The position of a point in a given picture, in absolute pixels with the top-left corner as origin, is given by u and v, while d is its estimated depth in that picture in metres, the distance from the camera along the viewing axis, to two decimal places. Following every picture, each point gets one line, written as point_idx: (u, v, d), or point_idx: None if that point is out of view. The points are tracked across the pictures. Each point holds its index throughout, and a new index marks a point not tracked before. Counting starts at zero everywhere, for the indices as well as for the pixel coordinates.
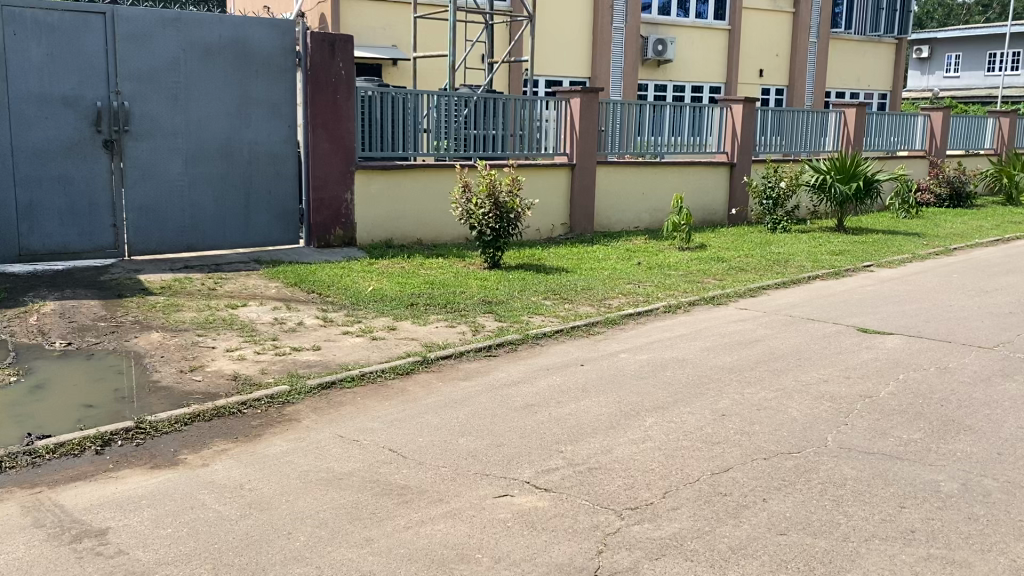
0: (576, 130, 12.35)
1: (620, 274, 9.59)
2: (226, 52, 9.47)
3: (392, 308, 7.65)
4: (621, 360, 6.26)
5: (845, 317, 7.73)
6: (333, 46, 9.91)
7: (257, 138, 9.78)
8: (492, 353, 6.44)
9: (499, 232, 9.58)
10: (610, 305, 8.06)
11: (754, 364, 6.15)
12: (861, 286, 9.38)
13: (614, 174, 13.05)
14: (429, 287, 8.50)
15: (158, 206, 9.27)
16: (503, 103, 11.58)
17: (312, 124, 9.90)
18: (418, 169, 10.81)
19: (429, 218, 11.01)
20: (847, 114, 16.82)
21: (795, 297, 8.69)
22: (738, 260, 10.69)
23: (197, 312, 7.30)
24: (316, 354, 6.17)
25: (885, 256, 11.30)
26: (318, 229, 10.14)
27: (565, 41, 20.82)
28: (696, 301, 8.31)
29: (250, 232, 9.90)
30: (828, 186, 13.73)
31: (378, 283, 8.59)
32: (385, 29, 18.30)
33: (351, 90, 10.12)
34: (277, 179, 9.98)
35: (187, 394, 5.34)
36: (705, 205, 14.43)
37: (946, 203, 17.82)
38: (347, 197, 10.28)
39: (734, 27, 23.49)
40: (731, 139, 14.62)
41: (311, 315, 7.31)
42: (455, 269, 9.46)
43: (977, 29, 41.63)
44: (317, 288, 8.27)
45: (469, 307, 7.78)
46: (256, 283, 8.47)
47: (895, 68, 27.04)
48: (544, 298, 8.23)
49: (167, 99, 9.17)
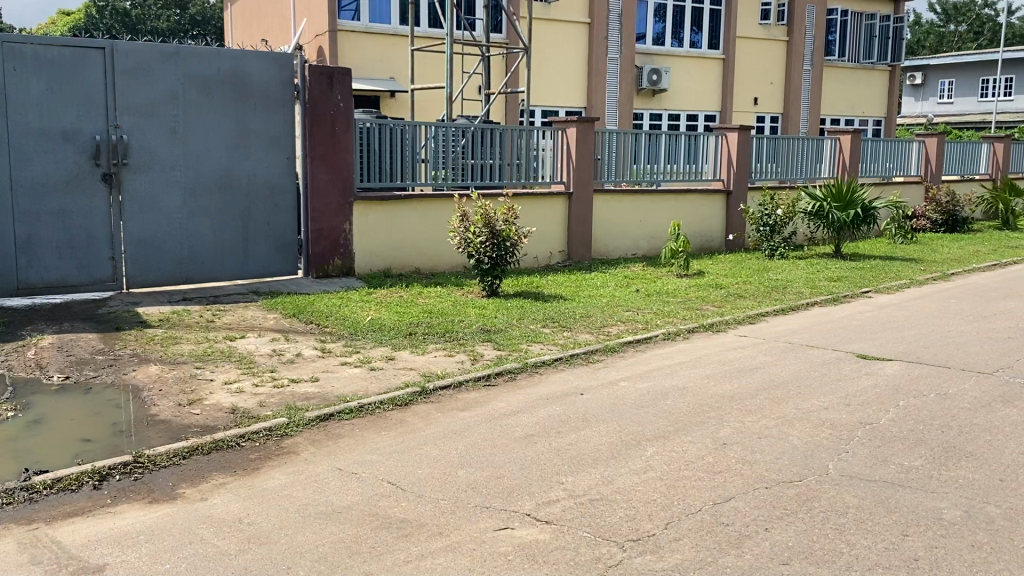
0: (573, 159, 12.41)
1: (619, 302, 9.59)
2: (224, 86, 9.53)
3: (391, 338, 7.65)
4: (621, 388, 6.25)
5: (845, 344, 7.73)
6: (331, 78, 10.00)
7: (256, 170, 9.82)
8: (491, 382, 6.42)
9: (496, 261, 9.59)
10: (609, 332, 8.06)
11: (754, 392, 6.14)
12: (860, 312, 9.39)
13: (611, 202, 13.11)
14: (428, 316, 8.50)
15: (156, 238, 9.29)
16: (500, 133, 11.65)
17: (311, 155, 9.95)
18: (416, 199, 10.85)
19: (428, 247, 11.03)
20: (842, 141, 16.91)
21: (794, 323, 8.69)
22: (736, 286, 10.72)
23: (196, 345, 7.29)
24: (314, 386, 6.15)
25: (883, 281, 11.32)
26: (317, 260, 10.16)
27: (561, 72, 21.00)
28: (695, 328, 8.31)
29: (248, 263, 9.92)
30: (825, 213, 13.77)
31: (376, 313, 8.58)
32: (383, 61, 18.46)
33: (349, 122, 10.19)
34: (275, 211, 10.01)
35: (185, 427, 5.31)
36: (702, 231, 14.49)
37: (943, 228, 17.89)
38: (345, 227, 10.31)
39: (728, 56, 23.71)
40: (727, 167, 14.68)
41: (310, 346, 7.30)
42: (453, 298, 9.46)
43: (969, 56, 42.04)
44: (316, 318, 8.27)
45: (467, 336, 7.77)
46: (254, 314, 8.47)
47: (890, 94, 27.20)
48: (542, 327, 8.23)
49: (166, 132, 9.22)
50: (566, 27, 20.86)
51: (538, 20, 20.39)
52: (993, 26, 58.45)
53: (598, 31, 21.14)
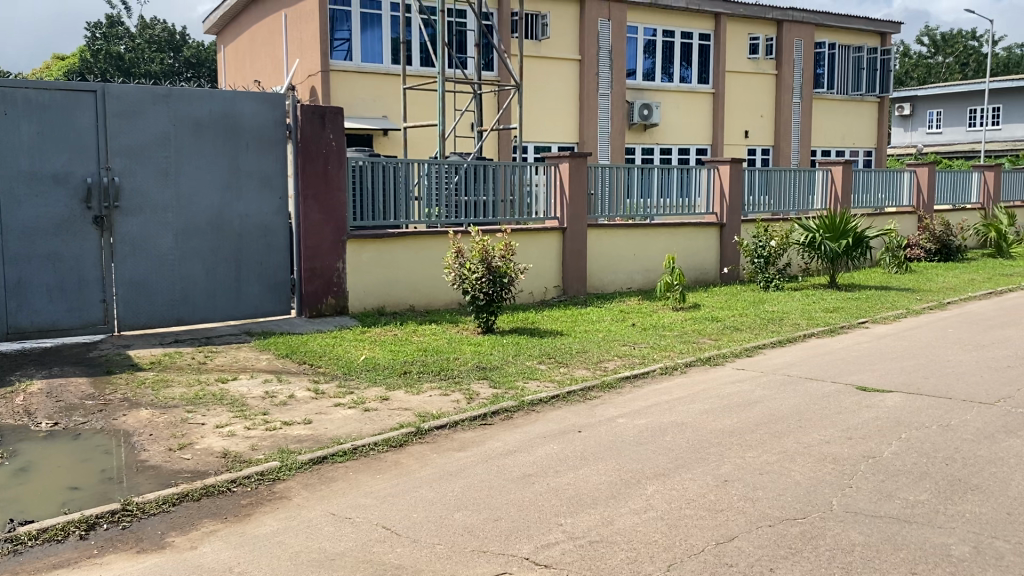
0: (566, 194, 12.42)
1: (615, 336, 9.52)
2: (216, 126, 9.52)
3: (385, 377, 7.56)
4: (619, 425, 6.15)
5: (844, 376, 7.66)
6: (323, 117, 10.04)
7: (248, 210, 9.78)
8: (487, 421, 6.33)
9: (492, 297, 9.54)
10: (606, 368, 7.99)
11: (755, 427, 6.05)
12: (858, 343, 9.32)
13: (605, 237, 13.08)
14: (422, 354, 8.42)
15: (148, 280, 9.22)
16: (493, 169, 11.66)
17: (303, 195, 9.95)
18: (410, 237, 10.81)
19: (422, 285, 10.98)
20: (834, 172, 16.99)
21: (791, 356, 8.62)
22: (733, 319, 10.67)
23: (188, 387, 7.19)
24: (308, 428, 6.05)
25: (880, 311, 11.29)
26: (310, 299, 10.10)
27: (553, 108, 21.12)
28: (692, 362, 8.23)
29: (241, 304, 9.83)
30: (818, 244, 13.74)
31: (370, 351, 8.50)
32: (375, 100, 18.53)
33: (342, 160, 10.19)
34: (268, 250, 9.95)
35: (175, 473, 5.20)
36: (698, 264, 14.48)
37: (937, 257, 17.91)
38: (338, 266, 10.28)
39: (718, 90, 23.88)
40: (719, 200, 14.73)
41: (303, 388, 7.20)
42: (448, 335, 9.39)
43: (956, 87, 42.55)
44: (309, 358, 8.18)
45: (463, 373, 7.69)
46: (247, 355, 8.38)
47: (879, 125, 27.39)
48: (538, 362, 8.15)
49: (158, 174, 9.20)
50: (556, 63, 21.04)
51: (529, 57, 20.56)
52: (978, 57, 59.26)
53: (588, 67, 21.32)
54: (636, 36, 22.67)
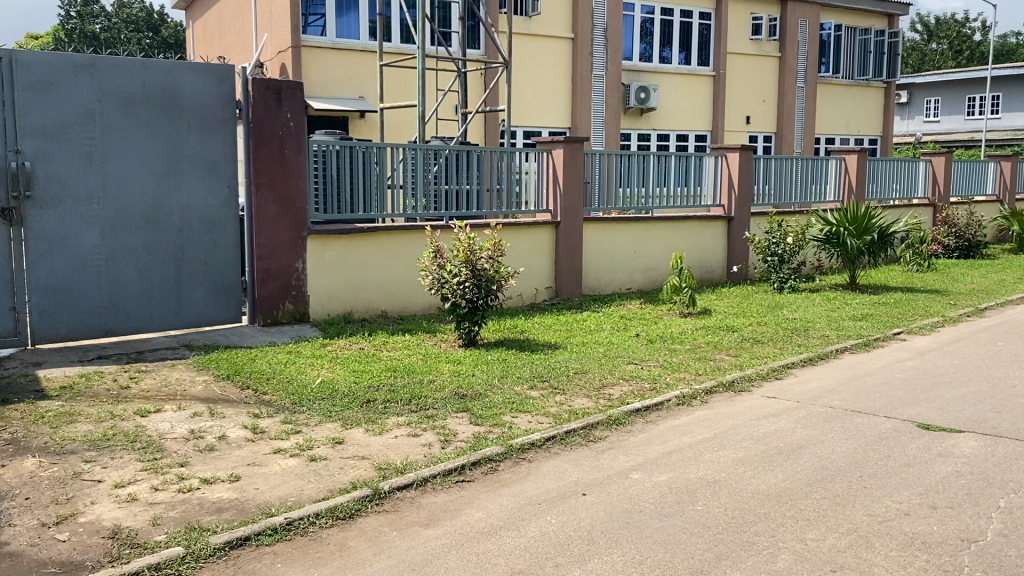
0: (560, 184, 11.04)
1: (617, 350, 8.19)
2: (152, 103, 8.08)
3: (342, 409, 6.20)
4: (635, 485, 4.80)
5: (897, 409, 6.33)
6: (279, 94, 8.64)
7: (191, 201, 8.37)
8: (465, 477, 4.96)
9: (476, 303, 8.20)
10: (610, 397, 6.60)
11: (808, 489, 4.70)
12: (899, 362, 8.00)
13: (602, 233, 11.74)
14: (392, 376, 7.05)
15: (69, 283, 7.79)
16: (478, 155, 10.27)
17: (255, 184, 8.58)
18: (381, 233, 9.41)
19: (396, 287, 9.59)
20: (847, 161, 15.75)
21: (827, 379, 7.29)
22: (751, 329, 9.35)
23: (95, 424, 5.78)
24: (232, 490, 4.68)
25: (915, 319, 9.98)
26: (264, 304, 8.73)
27: (543, 90, 19.69)
28: (714, 389, 6.86)
29: (182, 310, 8.42)
30: (839, 240, 12.45)
31: (329, 372, 7.13)
32: (351, 79, 17.08)
33: (301, 144, 8.82)
34: (214, 248, 8.55)
35: (35, 568, 3.81)
36: (704, 262, 13.18)
37: (956, 253, 16.70)
38: (298, 266, 8.89)
39: (719, 73, 22.49)
40: (727, 191, 13.42)
41: (238, 425, 5.82)
42: (424, 350, 8.03)
43: (956, 74, 41.26)
44: (253, 382, 6.81)
45: (438, 403, 6.34)
46: (180, 377, 7.00)
47: (885, 112, 26.13)
48: (529, 388, 6.79)
49: (80, 158, 7.76)
50: (548, 41, 19.61)
51: (518, 34, 19.11)
52: (972, 46, 58.11)
53: (581, 47, 19.89)
54: (632, 13, 21.27)
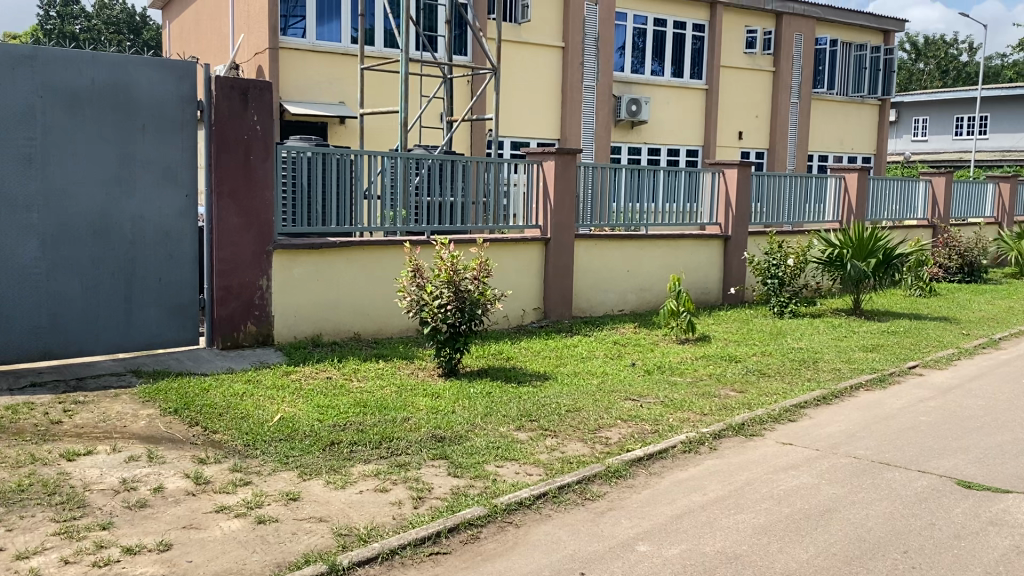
0: (550, 198, 10.30)
1: (611, 383, 7.45)
2: (101, 101, 7.26)
3: (302, 453, 5.41)
4: (643, 560, 4.05)
5: (931, 462, 5.62)
6: (245, 94, 7.85)
7: (144, 210, 7.56)
8: (440, 547, 4.19)
9: (458, 328, 7.44)
10: (608, 442, 5.83)
11: (847, 571, 3.97)
12: (922, 401, 7.30)
13: (593, 251, 11.01)
14: (361, 412, 6.26)
15: (3, 301, 6.96)
16: (463, 165, 9.53)
17: (216, 192, 7.79)
18: (355, 248, 8.63)
19: (370, 307, 8.81)
20: (847, 179, 15.13)
21: (846, 422, 6.59)
22: (756, 360, 8.63)
23: (10, 471, 4.95)
24: (160, 564, 3.88)
25: (929, 351, 9.30)
26: (224, 325, 7.93)
27: (531, 99, 18.98)
28: (723, 433, 6.11)
29: (132, 331, 7.60)
30: (843, 262, 11.77)
31: (290, 407, 6.33)
32: (331, 83, 16.32)
33: (268, 151, 8.04)
34: (169, 263, 7.74)
35: None
36: (699, 283, 12.49)
37: (958, 277, 16.09)
38: (262, 283, 8.10)
39: (712, 86, 21.90)
40: (725, 209, 12.74)
41: (179, 474, 5.01)
42: (398, 380, 7.25)
43: (945, 94, 41.01)
44: (203, 419, 6.00)
45: (412, 448, 5.57)
46: (122, 411, 6.18)
47: (880, 129, 25.64)
48: (514, 428, 6.03)
49: (18, 161, 6.93)
50: (537, 49, 18.92)
51: (507, 41, 18.41)
52: (958, 66, 58.17)
53: (572, 56, 19.21)
54: (625, 23, 20.60)
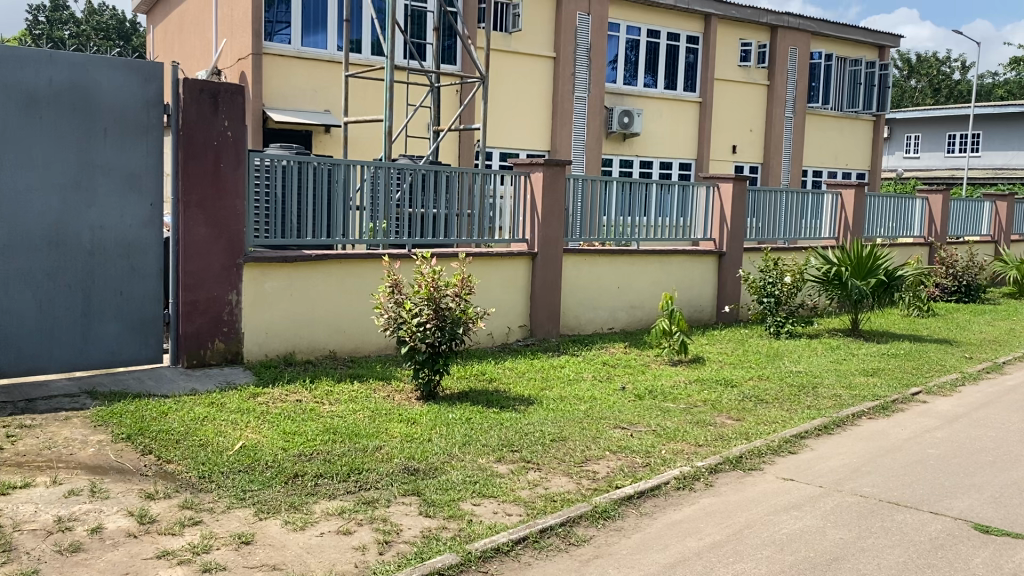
0: (538, 211, 9.88)
1: (600, 408, 7.02)
2: (60, 103, 6.80)
3: (261, 487, 4.95)
4: None
5: (943, 502, 5.20)
6: (215, 98, 7.42)
7: (105, 220, 7.10)
8: None
9: (438, 348, 6.99)
10: (595, 477, 5.38)
11: None
12: (930, 431, 6.89)
13: (583, 266, 10.59)
14: (330, 440, 5.81)
15: None
16: (447, 176, 9.10)
17: (182, 201, 7.34)
18: (331, 262, 8.18)
19: (346, 323, 8.37)
20: (844, 197, 14.80)
21: (850, 454, 6.17)
22: (752, 384, 8.20)
23: None
24: None
25: (932, 376, 8.90)
26: (189, 342, 7.47)
27: (522, 110, 18.60)
28: (719, 467, 5.69)
29: (89, 348, 7.13)
30: (841, 281, 11.39)
31: (254, 434, 5.87)
32: (316, 90, 15.90)
33: (239, 158, 7.61)
34: (132, 276, 7.28)
35: None
36: (692, 300, 12.09)
37: (955, 297, 15.75)
38: (231, 298, 7.64)
39: (705, 99, 21.57)
40: (719, 224, 12.35)
41: (121, 512, 4.54)
42: (373, 404, 6.79)
43: (937, 111, 40.89)
44: (158, 447, 5.52)
45: (381, 481, 5.12)
46: (70, 436, 5.71)
47: (874, 146, 25.38)
48: (494, 460, 5.58)
49: None
50: (527, 59, 18.55)
51: (497, 50, 18.04)
52: (950, 84, 58.25)
53: (564, 66, 18.86)
54: (617, 34, 20.28)
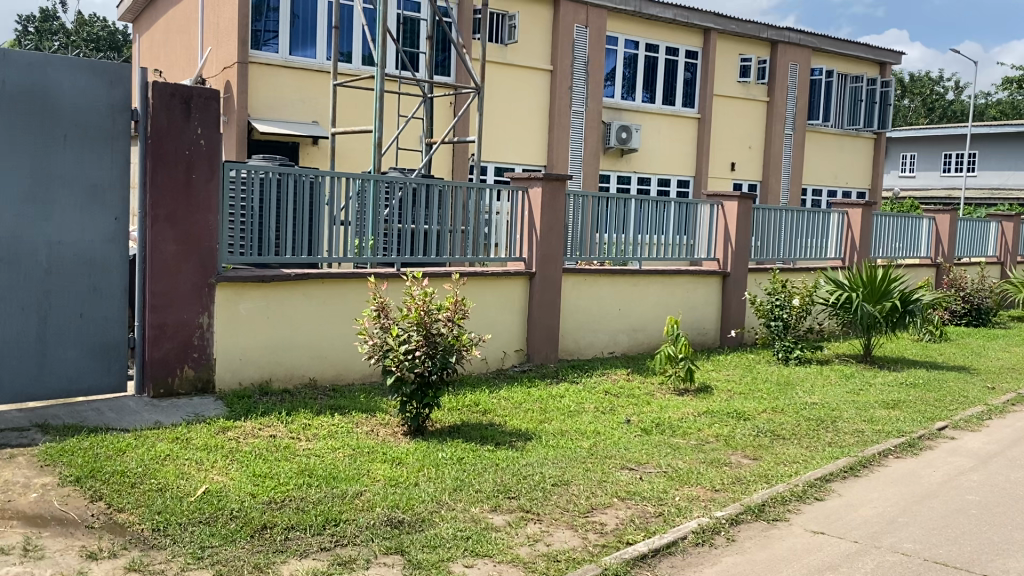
0: (536, 229, 9.31)
1: (605, 445, 6.41)
2: (16, 106, 6.20)
3: (222, 543, 4.32)
4: None
5: (997, 561, 4.61)
6: (188, 104, 6.83)
7: (64, 235, 6.49)
8: None
9: (428, 378, 6.38)
10: (603, 530, 4.77)
11: None
12: (964, 473, 6.30)
13: (582, 288, 10.01)
14: (305, 484, 5.19)
15: None
16: (439, 190, 8.52)
17: (150, 215, 6.74)
18: (313, 282, 7.58)
19: (327, 348, 7.76)
20: (850, 216, 14.26)
21: (882, 501, 5.58)
22: (767, 418, 7.59)
23: None
24: None
25: (956, 408, 8.32)
26: (155, 368, 6.84)
27: (517, 124, 18.08)
28: (741, 517, 5.09)
29: (44, 374, 6.49)
30: (853, 306, 10.83)
31: (219, 477, 5.23)
32: (304, 101, 15.33)
33: (213, 169, 7.01)
34: (93, 296, 6.67)
35: None
36: (696, 323, 11.53)
37: (964, 321, 15.28)
38: (202, 321, 7.02)
39: (704, 114, 21.08)
40: (723, 244, 11.80)
41: None
42: (357, 440, 6.17)
43: (933, 131, 40.58)
44: (109, 492, 4.89)
45: (361, 536, 4.49)
46: (12, 478, 5.07)
47: (874, 164, 24.93)
48: (489, 509, 4.97)
49: None
50: (523, 72, 18.03)
51: (492, 62, 17.52)
52: (943, 104, 58.12)
53: (560, 79, 18.36)
54: (615, 48, 19.81)
